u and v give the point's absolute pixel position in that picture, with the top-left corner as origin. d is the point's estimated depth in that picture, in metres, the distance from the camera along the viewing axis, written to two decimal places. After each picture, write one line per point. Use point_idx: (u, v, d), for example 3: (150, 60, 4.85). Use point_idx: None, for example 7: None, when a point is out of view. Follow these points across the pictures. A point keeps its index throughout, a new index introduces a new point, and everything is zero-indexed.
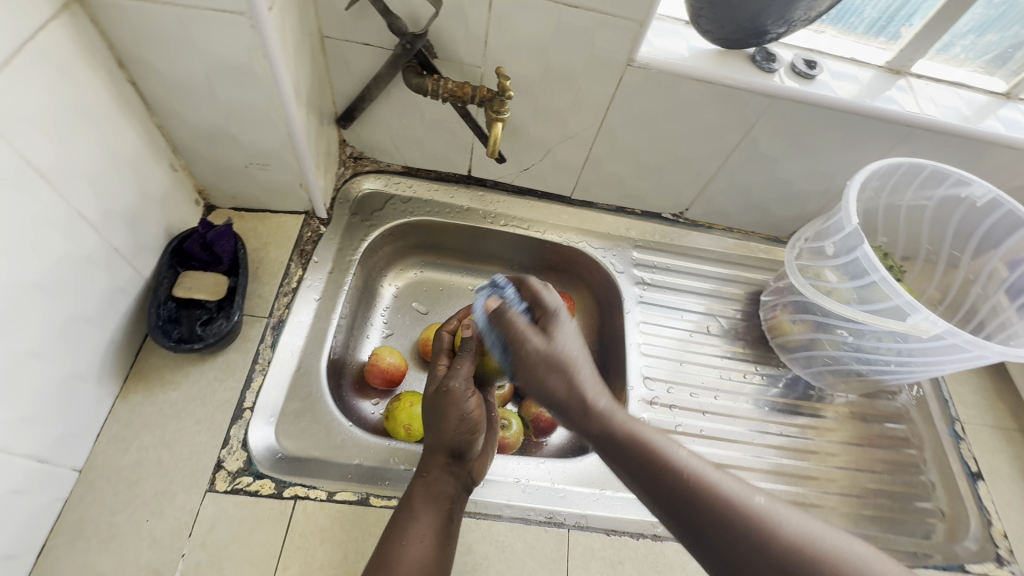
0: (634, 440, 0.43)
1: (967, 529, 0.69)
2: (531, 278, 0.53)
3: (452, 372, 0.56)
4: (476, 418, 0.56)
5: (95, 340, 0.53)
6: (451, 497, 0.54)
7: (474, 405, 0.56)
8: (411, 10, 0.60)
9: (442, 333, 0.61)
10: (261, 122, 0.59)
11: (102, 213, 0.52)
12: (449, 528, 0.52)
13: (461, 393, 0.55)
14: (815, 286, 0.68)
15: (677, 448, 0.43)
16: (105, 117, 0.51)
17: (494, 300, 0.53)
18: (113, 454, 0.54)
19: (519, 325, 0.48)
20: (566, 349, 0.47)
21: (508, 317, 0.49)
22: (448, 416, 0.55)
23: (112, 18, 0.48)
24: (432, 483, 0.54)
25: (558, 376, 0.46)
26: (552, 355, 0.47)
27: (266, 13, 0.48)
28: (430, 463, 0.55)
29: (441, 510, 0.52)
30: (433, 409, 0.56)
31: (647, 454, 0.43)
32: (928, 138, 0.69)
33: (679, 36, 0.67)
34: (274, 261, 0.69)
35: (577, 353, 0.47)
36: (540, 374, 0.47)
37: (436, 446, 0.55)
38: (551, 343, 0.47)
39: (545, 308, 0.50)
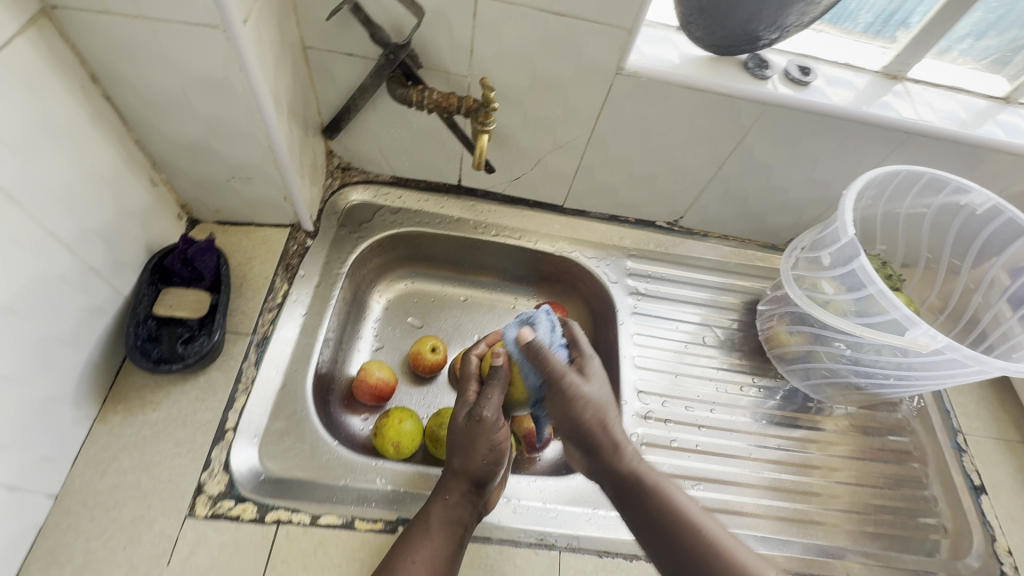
0: (659, 495, 0.51)
1: (970, 545, 0.67)
2: (572, 322, 0.60)
3: (483, 400, 0.55)
4: (504, 450, 0.55)
5: (70, 362, 0.52)
6: (465, 523, 0.53)
7: (504, 436, 0.55)
8: (394, 19, 0.58)
9: (470, 355, 0.61)
10: (241, 136, 0.58)
11: (76, 231, 0.51)
12: (457, 556, 0.52)
13: (494, 425, 0.54)
14: (811, 298, 0.66)
15: (702, 515, 0.49)
16: (78, 133, 0.50)
17: (528, 332, 0.56)
18: (90, 478, 0.53)
19: (554, 363, 0.53)
20: (598, 394, 0.54)
21: (543, 355, 0.54)
22: (478, 444, 0.54)
23: (82, 32, 0.46)
24: (450, 505, 0.54)
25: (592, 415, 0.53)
26: (588, 399, 0.53)
27: (240, 25, 0.47)
28: (453, 484, 0.55)
29: (453, 536, 0.52)
30: (463, 435, 0.55)
31: (672, 510, 0.50)
32: (926, 144, 0.67)
33: (670, 42, 0.66)
34: (259, 276, 0.68)
35: (604, 397, 0.54)
36: (572, 411, 0.53)
37: (461, 471, 0.55)
38: (585, 387, 0.54)
39: (580, 353, 0.57)
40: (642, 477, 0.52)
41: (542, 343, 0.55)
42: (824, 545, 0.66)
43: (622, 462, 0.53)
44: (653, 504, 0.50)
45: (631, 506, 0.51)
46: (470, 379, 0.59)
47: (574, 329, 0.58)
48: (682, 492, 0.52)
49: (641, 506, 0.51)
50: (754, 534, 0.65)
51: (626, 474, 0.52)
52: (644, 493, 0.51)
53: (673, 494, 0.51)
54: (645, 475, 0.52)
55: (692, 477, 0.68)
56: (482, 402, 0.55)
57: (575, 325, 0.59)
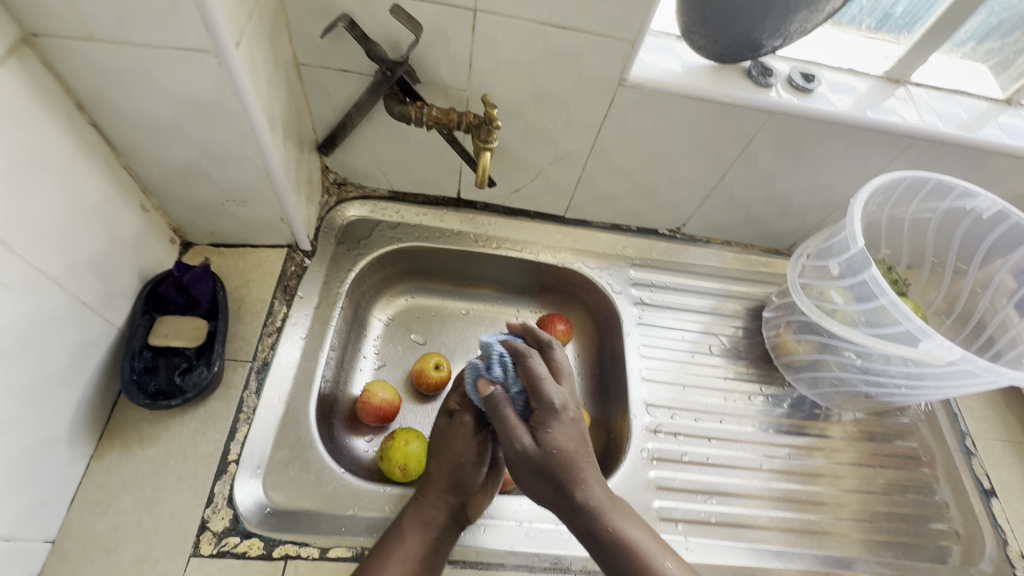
0: (627, 544, 0.49)
1: (983, 551, 0.67)
2: (553, 347, 0.57)
3: (463, 405, 0.60)
4: (483, 452, 0.58)
5: (63, 400, 0.50)
6: (439, 525, 0.53)
7: (483, 439, 0.58)
8: (391, 34, 0.57)
9: (460, 372, 0.66)
10: (236, 159, 0.56)
11: (65, 265, 0.49)
12: (431, 559, 0.51)
13: (472, 424, 0.58)
14: (820, 306, 0.66)
15: (667, 558, 0.49)
16: (65, 163, 0.48)
17: (487, 384, 0.53)
18: (89, 519, 0.51)
19: (512, 423, 0.50)
20: (563, 445, 0.50)
21: (501, 414, 0.51)
22: (454, 444, 0.58)
23: (65, 58, 0.44)
24: (425, 507, 0.54)
25: (557, 472, 0.49)
26: (545, 456, 0.49)
27: (233, 48, 0.45)
28: (429, 489, 0.56)
29: (427, 537, 0.52)
30: (442, 439, 0.59)
31: (640, 559, 0.48)
32: (930, 149, 0.67)
33: (671, 51, 0.65)
34: (257, 299, 0.66)
35: (571, 447, 0.50)
36: (534, 471, 0.49)
37: (439, 472, 0.57)
38: (545, 443, 0.49)
39: (545, 400, 0.51)
40: (604, 527, 0.49)
41: (500, 400, 0.52)
42: (837, 556, 0.65)
43: (589, 515, 0.49)
44: (620, 559, 0.48)
45: (600, 558, 0.49)
46: (455, 391, 0.64)
47: (534, 362, 0.53)
48: (643, 531, 0.51)
49: (612, 558, 0.49)
50: (767, 548, 0.64)
51: (594, 528, 0.49)
52: (613, 546, 0.49)
53: (638, 540, 0.49)
54: (612, 521, 0.50)
55: (704, 491, 0.67)
56: (464, 407, 0.60)
57: (534, 362, 0.52)
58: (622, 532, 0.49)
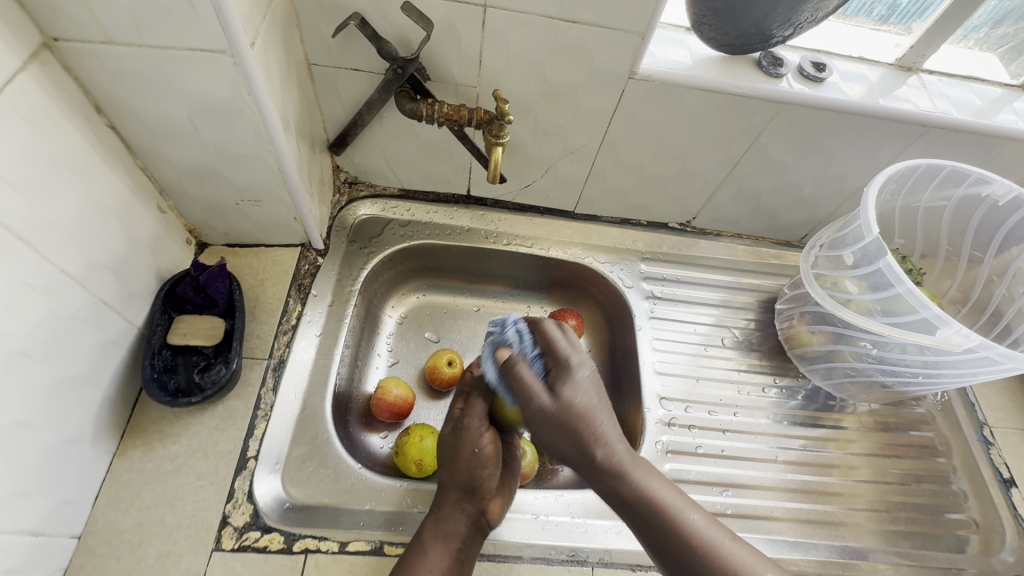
0: (675, 526, 0.46)
1: (1003, 540, 0.67)
2: (547, 322, 0.51)
3: (467, 409, 0.55)
4: (493, 454, 0.54)
5: (86, 399, 0.51)
6: (461, 536, 0.52)
7: (488, 440, 0.53)
8: (401, 32, 0.57)
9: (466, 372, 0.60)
10: (250, 159, 0.56)
11: (86, 266, 0.49)
12: (457, 571, 0.50)
13: (478, 430, 0.53)
14: (834, 297, 0.65)
15: (721, 537, 0.47)
16: (84, 165, 0.48)
17: (504, 351, 0.51)
18: (113, 516, 0.52)
19: (527, 381, 0.48)
20: (579, 402, 0.48)
21: (517, 373, 0.49)
22: (463, 451, 0.53)
23: (85, 63, 0.45)
24: (443, 520, 0.52)
25: (578, 427, 0.47)
26: (562, 410, 0.47)
27: (248, 49, 0.45)
28: (444, 499, 0.53)
29: (449, 551, 0.50)
30: (449, 446, 0.54)
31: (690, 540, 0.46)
32: (944, 137, 0.66)
33: (681, 44, 0.65)
34: (272, 298, 0.67)
35: (591, 403, 0.48)
36: (553, 426, 0.47)
37: (451, 482, 0.53)
38: (561, 398, 0.47)
39: (559, 357, 0.49)
40: (653, 506, 0.47)
41: (517, 360, 0.49)
42: (855, 546, 0.65)
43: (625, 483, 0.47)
44: (669, 542, 0.46)
45: (637, 530, 0.48)
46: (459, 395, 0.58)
47: (549, 327, 0.51)
48: (677, 495, 0.49)
49: (644, 526, 0.47)
50: (784, 539, 0.64)
51: (618, 490, 0.48)
52: (650, 515, 0.47)
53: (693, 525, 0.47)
54: (635, 478, 0.48)
55: (719, 483, 0.67)
56: (466, 411, 0.55)
57: (550, 327, 0.50)
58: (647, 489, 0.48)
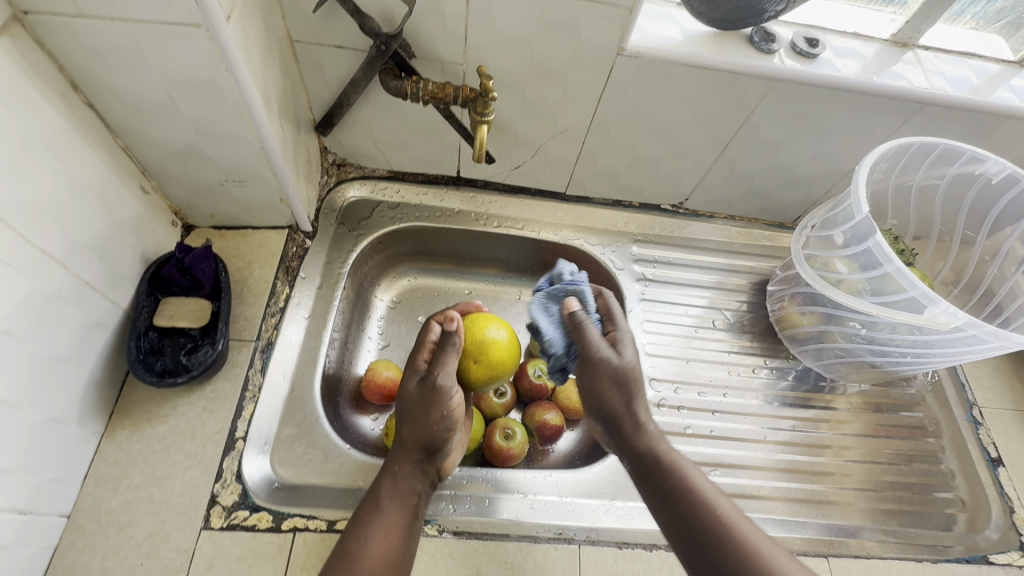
0: (677, 475, 0.50)
1: (989, 518, 0.67)
2: (608, 294, 0.60)
3: (437, 367, 0.54)
4: (458, 416, 0.55)
5: (71, 379, 0.51)
6: (418, 493, 0.53)
7: (457, 403, 0.54)
8: (384, 8, 0.56)
9: (431, 323, 0.58)
10: (232, 138, 0.56)
11: (68, 246, 0.49)
12: (414, 525, 0.51)
13: (448, 390, 0.54)
14: (825, 278, 0.65)
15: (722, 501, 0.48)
16: (62, 144, 0.48)
17: (574, 304, 0.58)
18: (102, 495, 0.52)
19: (588, 338, 0.55)
20: (632, 363, 0.55)
21: (581, 329, 0.56)
22: (431, 411, 0.53)
23: (57, 37, 0.44)
24: (401, 478, 0.53)
25: (630, 386, 0.54)
26: (624, 368, 0.54)
27: (223, 22, 0.45)
28: (402, 457, 0.53)
29: (407, 507, 0.51)
30: (416, 403, 0.54)
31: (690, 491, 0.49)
32: (939, 115, 0.65)
33: (672, 20, 0.64)
34: (259, 280, 0.67)
35: (635, 363, 0.55)
36: (606, 383, 0.54)
37: (411, 442, 0.53)
38: (624, 359, 0.55)
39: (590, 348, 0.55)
40: (663, 455, 0.52)
41: (583, 318, 0.56)
42: (844, 525, 0.65)
43: (649, 446, 0.53)
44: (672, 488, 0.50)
45: (660, 499, 0.50)
46: (424, 347, 0.57)
47: (590, 328, 0.56)
48: (705, 479, 0.51)
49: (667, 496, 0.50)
50: (773, 517, 0.65)
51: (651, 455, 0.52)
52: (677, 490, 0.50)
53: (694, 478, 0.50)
54: (665, 451, 0.52)
55: (708, 463, 0.67)
56: (436, 370, 0.54)
57: (610, 297, 0.59)
58: (675, 463, 0.51)
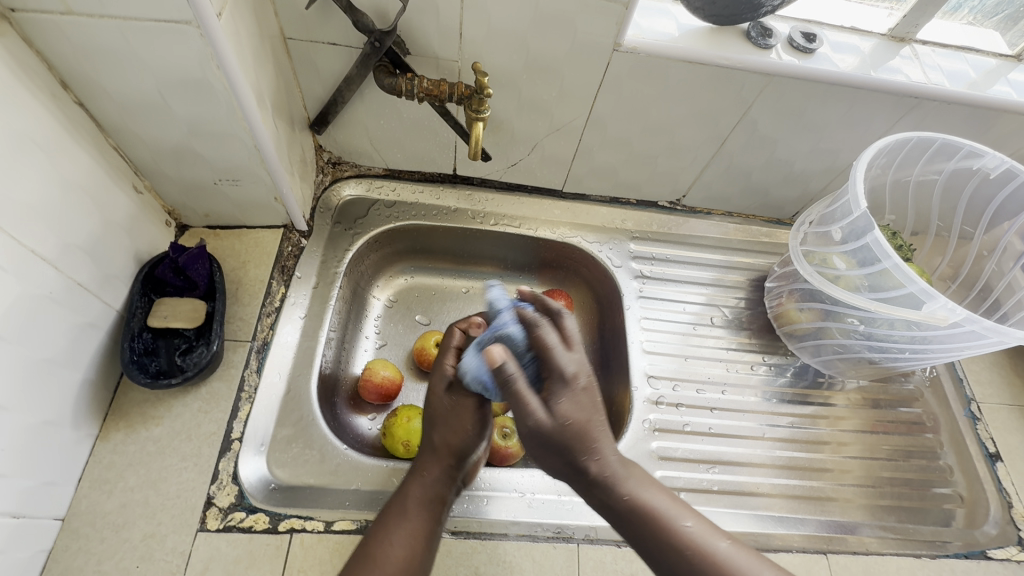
0: (641, 510, 0.46)
1: (987, 514, 0.67)
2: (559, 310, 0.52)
3: (478, 374, 0.54)
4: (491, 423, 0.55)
5: (64, 382, 0.51)
6: (444, 500, 0.51)
7: (491, 409, 0.55)
8: (378, 4, 0.56)
9: (453, 329, 0.60)
10: (225, 137, 0.55)
11: (59, 247, 0.49)
12: (437, 532, 0.50)
13: (486, 398, 0.53)
14: (822, 274, 0.65)
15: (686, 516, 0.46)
16: (52, 144, 0.47)
17: (497, 353, 0.45)
18: (97, 497, 0.52)
19: (524, 399, 0.45)
20: (576, 416, 0.45)
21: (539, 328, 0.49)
22: (466, 417, 0.53)
23: (46, 35, 0.44)
24: (429, 483, 0.51)
25: (572, 446, 0.45)
26: (559, 429, 0.45)
27: (215, 20, 0.44)
28: (430, 461, 0.52)
29: (433, 514, 0.50)
30: (447, 408, 0.54)
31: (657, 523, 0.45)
32: (937, 109, 0.65)
33: (668, 15, 0.63)
34: (254, 280, 0.66)
35: (583, 418, 0.46)
36: (544, 442, 0.45)
37: (443, 446, 0.52)
38: (556, 415, 0.45)
39: (554, 369, 0.46)
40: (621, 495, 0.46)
41: (512, 372, 0.45)
42: (842, 521, 0.65)
43: (603, 486, 0.46)
44: (637, 523, 0.46)
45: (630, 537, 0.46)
46: (450, 354, 0.58)
47: (545, 324, 0.49)
48: (664, 496, 0.47)
49: (634, 532, 0.46)
50: (771, 514, 0.64)
51: (609, 498, 0.47)
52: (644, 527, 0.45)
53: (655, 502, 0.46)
54: (625, 490, 0.46)
55: (707, 460, 0.67)
56: (477, 375, 0.53)
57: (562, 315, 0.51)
58: (632, 497, 0.46)
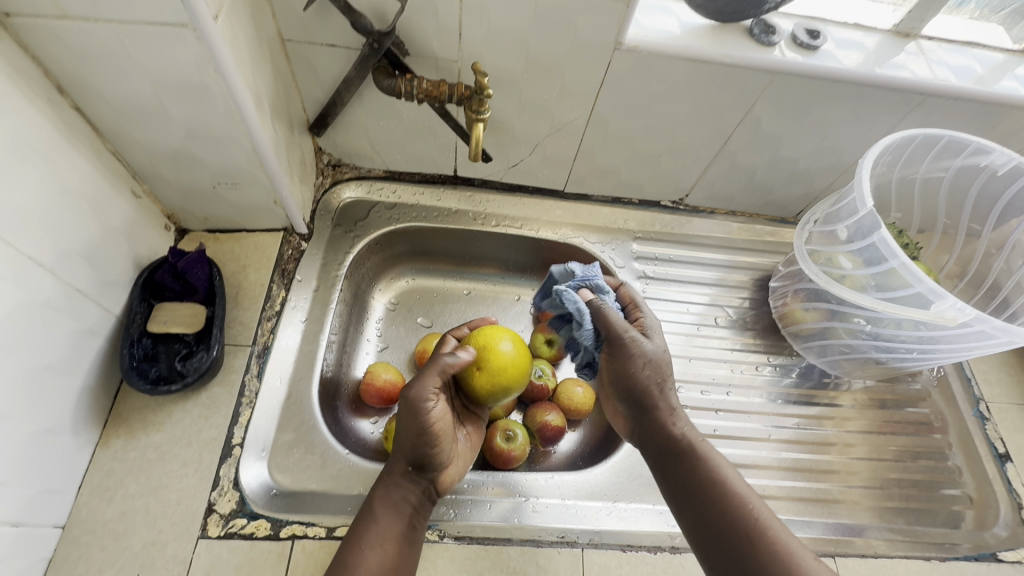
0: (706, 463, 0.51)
1: (997, 515, 0.66)
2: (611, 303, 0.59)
3: (415, 379, 0.53)
4: (438, 428, 0.53)
5: (64, 388, 0.50)
6: (411, 504, 0.51)
7: (436, 414, 0.53)
8: (376, 5, 0.55)
9: (447, 337, 0.61)
10: (223, 140, 0.55)
11: (57, 253, 0.48)
12: (409, 534, 0.50)
13: (422, 403, 0.52)
14: (828, 273, 0.64)
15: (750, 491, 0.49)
16: (50, 149, 0.47)
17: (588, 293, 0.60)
18: (97, 505, 0.52)
19: (613, 323, 0.56)
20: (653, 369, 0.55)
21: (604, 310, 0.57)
22: (409, 423, 0.52)
23: (41, 39, 0.43)
24: (391, 487, 0.52)
25: (648, 391, 0.55)
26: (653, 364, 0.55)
27: (211, 22, 0.44)
28: (391, 467, 0.53)
29: (401, 517, 0.50)
30: (399, 412, 0.54)
31: (721, 483, 0.50)
32: (943, 105, 0.64)
33: (670, 13, 0.62)
34: (254, 284, 0.66)
35: (664, 366, 0.56)
36: (633, 385, 0.55)
37: (400, 452, 0.53)
38: (644, 361, 0.55)
39: (613, 336, 0.56)
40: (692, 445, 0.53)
41: (604, 306, 0.58)
42: (851, 523, 0.64)
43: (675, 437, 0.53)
44: (699, 475, 0.51)
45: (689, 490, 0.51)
46: None
47: (609, 310, 0.57)
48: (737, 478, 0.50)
49: (695, 490, 0.50)
50: (778, 517, 0.64)
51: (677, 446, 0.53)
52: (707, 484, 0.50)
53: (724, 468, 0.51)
54: (698, 443, 0.53)
55: None
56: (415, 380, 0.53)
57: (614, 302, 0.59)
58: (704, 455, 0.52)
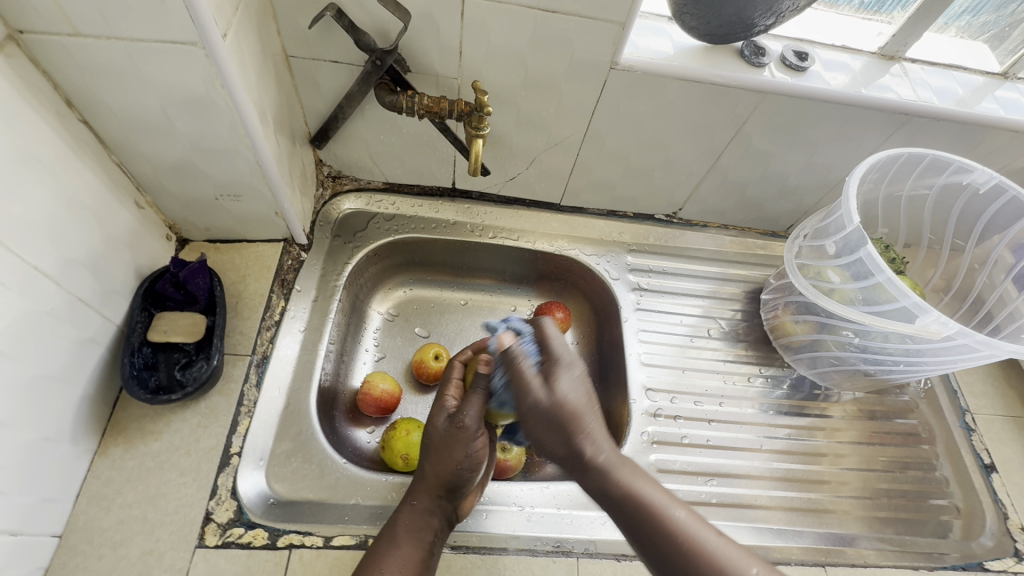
0: (632, 495, 0.45)
1: (984, 524, 0.67)
2: (544, 321, 0.52)
3: (465, 407, 0.53)
4: (481, 457, 0.53)
5: (64, 398, 0.51)
6: (434, 529, 0.52)
7: (481, 445, 0.53)
8: (379, 24, 0.57)
9: (453, 362, 0.59)
10: (228, 153, 0.56)
11: (62, 264, 0.49)
12: (428, 562, 0.50)
13: (475, 431, 0.53)
14: (817, 287, 0.66)
15: (676, 508, 0.45)
16: (57, 162, 0.48)
17: (507, 337, 0.52)
18: (95, 514, 0.52)
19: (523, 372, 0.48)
20: (571, 397, 0.47)
21: (516, 365, 0.49)
22: (455, 451, 0.52)
23: (52, 55, 0.44)
24: (418, 511, 0.52)
25: (564, 424, 0.46)
26: (556, 407, 0.46)
27: (220, 40, 0.45)
28: (421, 491, 0.53)
29: (423, 543, 0.50)
30: (443, 438, 0.53)
31: (644, 510, 0.45)
32: (927, 125, 0.66)
33: (664, 34, 0.65)
34: (254, 294, 0.66)
35: (579, 400, 0.47)
36: (545, 424, 0.47)
37: (431, 475, 0.52)
38: (554, 392, 0.47)
39: (551, 353, 0.50)
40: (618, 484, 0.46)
41: (516, 352, 0.50)
42: (842, 533, 0.65)
43: (598, 473, 0.46)
44: (630, 514, 0.45)
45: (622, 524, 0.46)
46: (449, 382, 0.57)
47: (522, 361, 0.49)
48: (660, 494, 0.46)
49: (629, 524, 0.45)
50: (770, 527, 0.65)
51: (605, 485, 0.46)
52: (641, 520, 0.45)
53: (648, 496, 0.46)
54: (614, 474, 0.46)
55: (706, 472, 0.68)
56: (464, 409, 0.53)
57: (546, 325, 0.52)
58: (626, 484, 0.46)
